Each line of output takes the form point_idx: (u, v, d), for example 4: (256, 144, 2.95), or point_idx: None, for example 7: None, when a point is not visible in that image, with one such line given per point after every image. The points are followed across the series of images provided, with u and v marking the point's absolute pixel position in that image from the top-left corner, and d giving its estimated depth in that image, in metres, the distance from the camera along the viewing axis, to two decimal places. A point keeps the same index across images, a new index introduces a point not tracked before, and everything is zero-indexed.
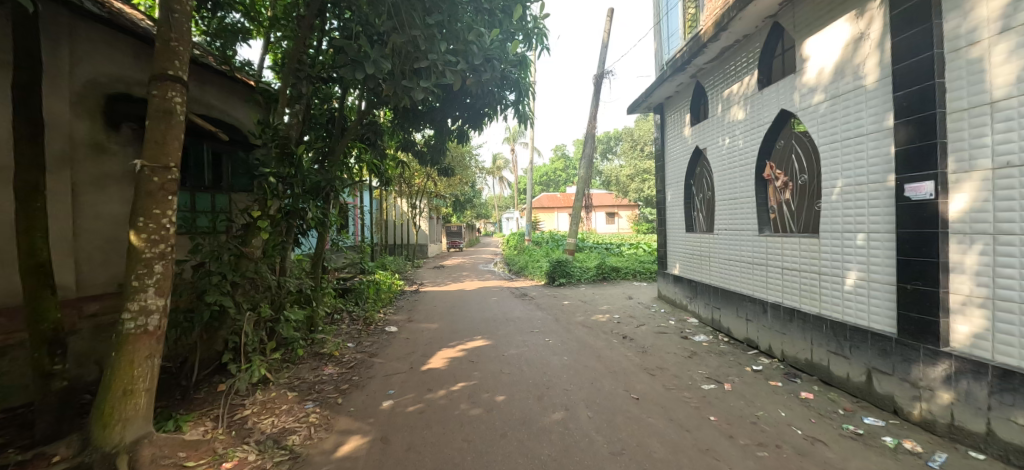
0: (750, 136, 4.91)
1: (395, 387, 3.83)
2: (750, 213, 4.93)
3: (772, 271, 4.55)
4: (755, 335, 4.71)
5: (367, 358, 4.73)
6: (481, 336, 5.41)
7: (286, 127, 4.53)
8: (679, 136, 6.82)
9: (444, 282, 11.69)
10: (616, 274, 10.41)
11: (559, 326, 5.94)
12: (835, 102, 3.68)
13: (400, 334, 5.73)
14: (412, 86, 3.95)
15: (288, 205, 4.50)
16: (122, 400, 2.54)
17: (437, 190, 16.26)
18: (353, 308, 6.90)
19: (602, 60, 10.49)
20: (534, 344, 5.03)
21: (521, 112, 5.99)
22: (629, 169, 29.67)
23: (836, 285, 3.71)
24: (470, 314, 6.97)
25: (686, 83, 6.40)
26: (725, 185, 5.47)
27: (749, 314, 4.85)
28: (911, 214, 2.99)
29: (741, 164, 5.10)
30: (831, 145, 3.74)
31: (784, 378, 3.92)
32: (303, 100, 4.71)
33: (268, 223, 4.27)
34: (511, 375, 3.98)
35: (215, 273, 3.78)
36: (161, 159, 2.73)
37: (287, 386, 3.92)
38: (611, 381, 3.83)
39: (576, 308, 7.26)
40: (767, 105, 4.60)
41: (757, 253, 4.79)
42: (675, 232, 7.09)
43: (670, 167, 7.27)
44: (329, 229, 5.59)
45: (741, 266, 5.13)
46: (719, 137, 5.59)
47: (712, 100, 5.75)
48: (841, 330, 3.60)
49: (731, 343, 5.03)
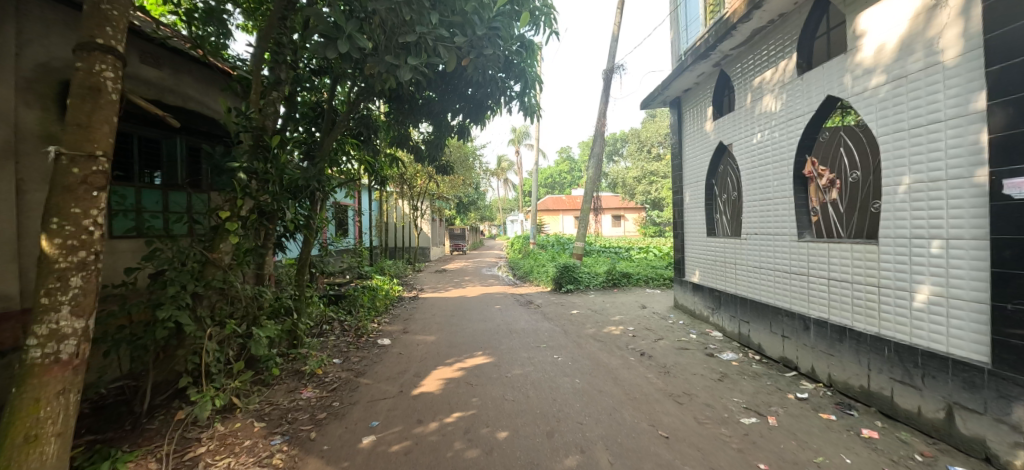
0: (786, 128, 4.33)
1: (379, 417, 3.27)
2: (786, 215, 4.35)
3: (815, 281, 3.98)
4: (794, 355, 4.14)
5: (352, 378, 4.17)
6: (481, 352, 4.83)
7: (263, 117, 3.93)
8: (700, 132, 6.22)
9: (444, 287, 11.10)
10: (627, 280, 9.78)
11: (568, 340, 5.36)
12: (899, 84, 3.11)
13: (392, 349, 5.16)
14: (398, 64, 3.44)
15: (264, 206, 3.91)
16: (21, 450, 2.00)
17: (440, 191, 15.71)
18: (344, 318, 6.34)
19: (611, 55, 9.91)
20: (541, 362, 4.45)
21: (526, 104, 5.46)
22: (635, 171, 29.00)
23: (902, 301, 3.14)
24: (470, 324, 6.40)
25: (708, 73, 5.81)
26: (754, 184, 4.88)
27: (786, 331, 4.27)
28: (1012, 216, 2.44)
29: (773, 160, 4.52)
30: (894, 135, 3.17)
31: (836, 410, 3.33)
32: (281, 88, 4.18)
33: (239, 226, 3.74)
34: (514, 403, 3.42)
35: (173, 284, 3.26)
36: (84, 146, 2.21)
37: (256, 415, 3.39)
38: (633, 412, 3.25)
39: (586, 318, 6.66)
40: (808, 92, 4.02)
41: (796, 261, 4.21)
42: (694, 236, 6.49)
43: (688, 165, 6.68)
44: (315, 232, 5.05)
45: (774, 275, 4.55)
46: (747, 131, 5.00)
47: (739, 90, 5.17)
48: (909, 355, 3.04)
49: (764, 362, 4.45)
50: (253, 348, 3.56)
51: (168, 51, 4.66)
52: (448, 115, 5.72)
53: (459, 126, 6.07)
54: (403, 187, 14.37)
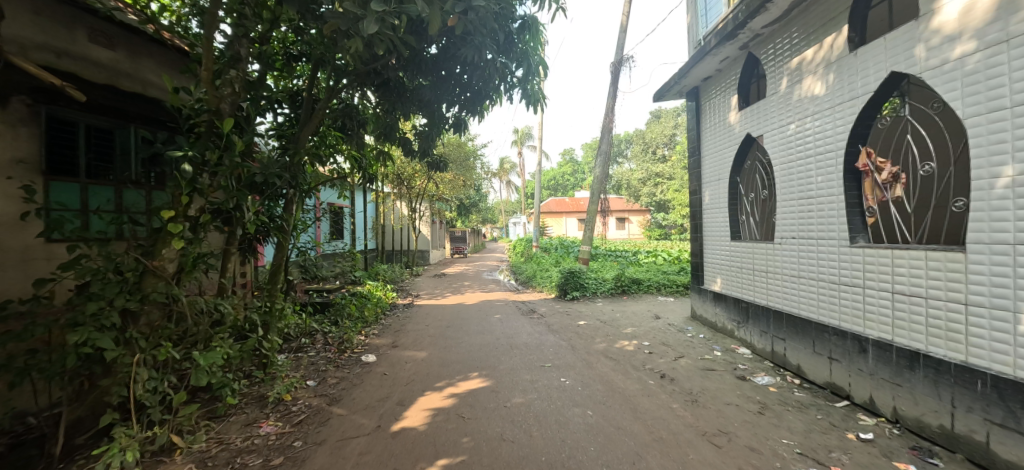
0: (833, 115, 3.69)
1: (346, 465, 2.63)
2: (833, 216, 3.72)
3: (873, 295, 3.35)
4: (846, 381, 3.52)
5: (324, 407, 3.53)
6: (477, 374, 4.19)
7: (219, 100, 3.30)
8: (723, 124, 5.58)
9: (443, 293, 10.46)
10: (637, 286, 9.13)
11: (576, 358, 4.72)
12: (997, 52, 2.49)
13: (377, 368, 4.52)
14: (366, 18, 2.84)
15: (218, 203, 3.30)
16: None
17: (440, 193, 15.00)
18: (327, 330, 5.73)
19: (620, 46, 9.29)
20: (546, 387, 3.81)
21: (529, 92, 4.85)
22: (639, 172, 28.35)
23: (1001, 323, 2.50)
24: (467, 337, 5.76)
25: (733, 58, 5.19)
26: (791, 181, 4.24)
27: (834, 353, 3.64)
28: None
29: (816, 153, 3.89)
30: (989, 116, 2.54)
31: (914, 458, 2.68)
32: (243, 67, 3.55)
33: (187, 228, 3.14)
34: (513, 446, 2.78)
35: (96, 299, 2.65)
36: None
37: (198, 458, 2.76)
38: (662, 459, 2.61)
39: (596, 330, 6.01)
40: (863, 70, 3.39)
41: (847, 271, 3.58)
42: (715, 240, 5.85)
43: (707, 162, 6.05)
44: (288, 235, 4.44)
45: (818, 287, 3.91)
46: (781, 121, 4.37)
47: (772, 75, 4.54)
48: (1014, 393, 2.39)
49: (807, 388, 3.80)
50: (195, 377, 2.93)
51: (122, 29, 4.12)
52: (442, 107, 5.18)
53: (454, 118, 5.49)
54: (402, 188, 13.82)
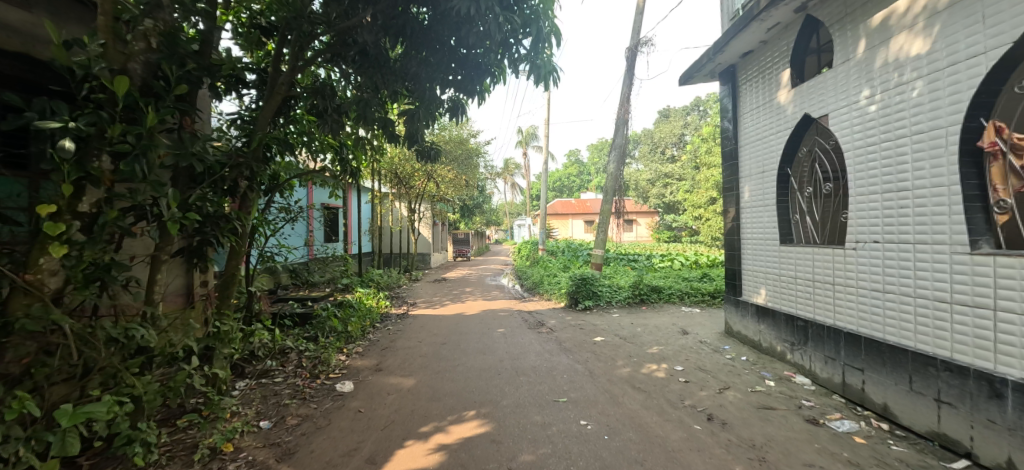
0: (941, 79, 2.80)
1: None
2: (940, 212, 2.83)
3: (1010, 320, 2.45)
4: (966, 434, 2.62)
5: (269, 465, 2.66)
6: (473, 414, 3.32)
7: (125, 57, 2.47)
8: (769, 107, 4.69)
9: (443, 301, 9.62)
10: (656, 295, 8.24)
11: (596, 390, 3.82)
12: None
13: (351, 403, 3.66)
14: None
15: (124, 195, 2.46)
16: None
17: (443, 193, 14.15)
18: (304, 348, 4.90)
19: (636, 30, 8.41)
20: (563, 436, 2.93)
21: (539, 65, 4.01)
22: (648, 173, 27.43)
23: None
24: (465, 359, 4.88)
25: (784, 25, 4.30)
26: (872, 170, 3.35)
27: (945, 394, 2.75)
28: None
29: (914, 131, 3.00)
30: None
31: None
32: (166, 17, 2.74)
33: (77, 228, 2.30)
34: None
35: None
36: None
37: None
38: None
39: (616, 350, 5.11)
40: (994, 16, 2.52)
41: (966, 287, 2.69)
42: (758, 244, 4.95)
43: (746, 152, 5.15)
44: (242, 238, 3.61)
45: (916, 306, 3.01)
46: (857, 95, 3.48)
47: (843, 38, 3.64)
48: None
49: (904, 439, 2.90)
50: (61, 444, 2.02)
51: None
52: (434, 88, 4.34)
53: (451, 101, 4.64)
54: (400, 187, 13.05)
